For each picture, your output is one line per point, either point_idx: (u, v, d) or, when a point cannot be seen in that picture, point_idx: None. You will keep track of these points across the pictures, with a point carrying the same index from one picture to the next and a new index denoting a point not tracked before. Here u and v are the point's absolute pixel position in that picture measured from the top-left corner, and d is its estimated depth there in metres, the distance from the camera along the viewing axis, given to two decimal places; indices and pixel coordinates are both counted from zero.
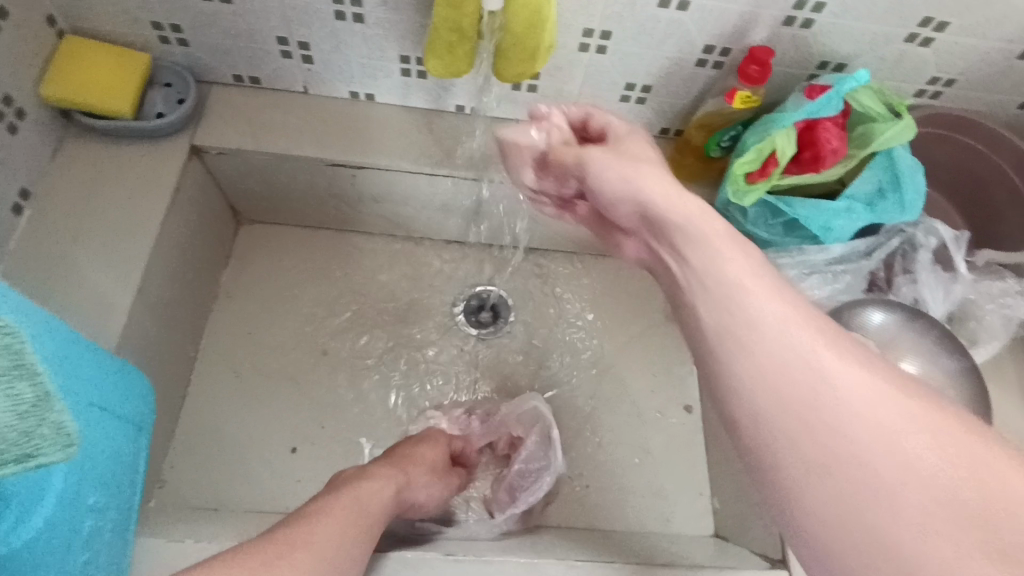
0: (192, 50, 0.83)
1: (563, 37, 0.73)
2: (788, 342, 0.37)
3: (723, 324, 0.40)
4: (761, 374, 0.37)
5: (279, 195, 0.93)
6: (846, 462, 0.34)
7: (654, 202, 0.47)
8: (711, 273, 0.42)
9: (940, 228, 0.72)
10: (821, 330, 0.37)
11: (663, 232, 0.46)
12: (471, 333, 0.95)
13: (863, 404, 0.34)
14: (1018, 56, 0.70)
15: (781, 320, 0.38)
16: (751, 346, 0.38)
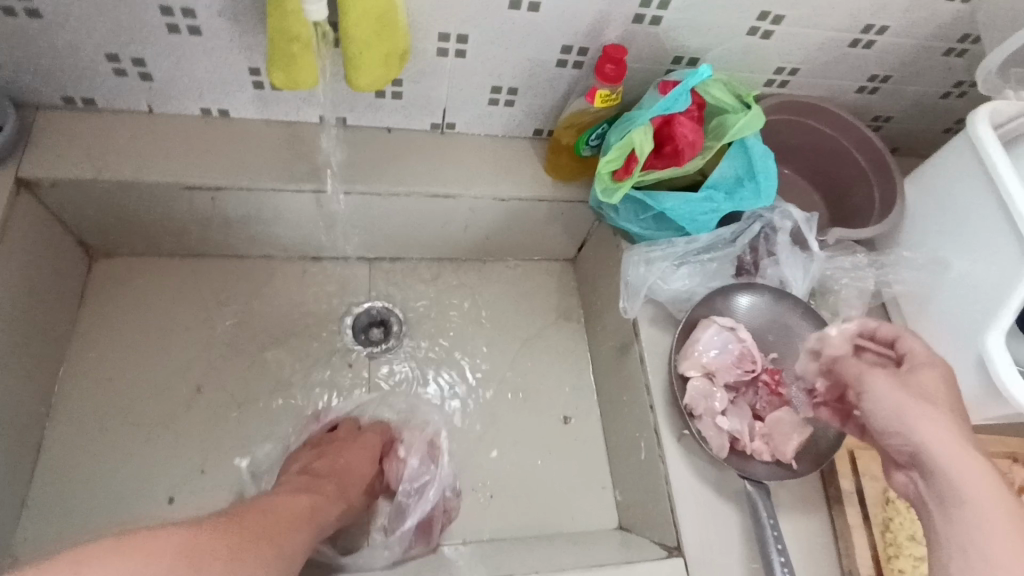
0: (5, 70, 0.73)
1: (420, 42, 0.73)
2: (958, 483, 0.49)
3: (898, 407, 0.55)
4: (957, 506, 0.49)
5: (132, 224, 0.85)
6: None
7: (928, 444, 0.52)
8: (936, 414, 0.53)
9: (793, 212, 0.78)
10: (979, 470, 0.50)
11: (922, 463, 0.52)
12: (362, 352, 0.91)
13: (1009, 537, 0.46)
14: (831, 48, 0.79)
15: (957, 475, 0.50)
16: (939, 464, 0.51)
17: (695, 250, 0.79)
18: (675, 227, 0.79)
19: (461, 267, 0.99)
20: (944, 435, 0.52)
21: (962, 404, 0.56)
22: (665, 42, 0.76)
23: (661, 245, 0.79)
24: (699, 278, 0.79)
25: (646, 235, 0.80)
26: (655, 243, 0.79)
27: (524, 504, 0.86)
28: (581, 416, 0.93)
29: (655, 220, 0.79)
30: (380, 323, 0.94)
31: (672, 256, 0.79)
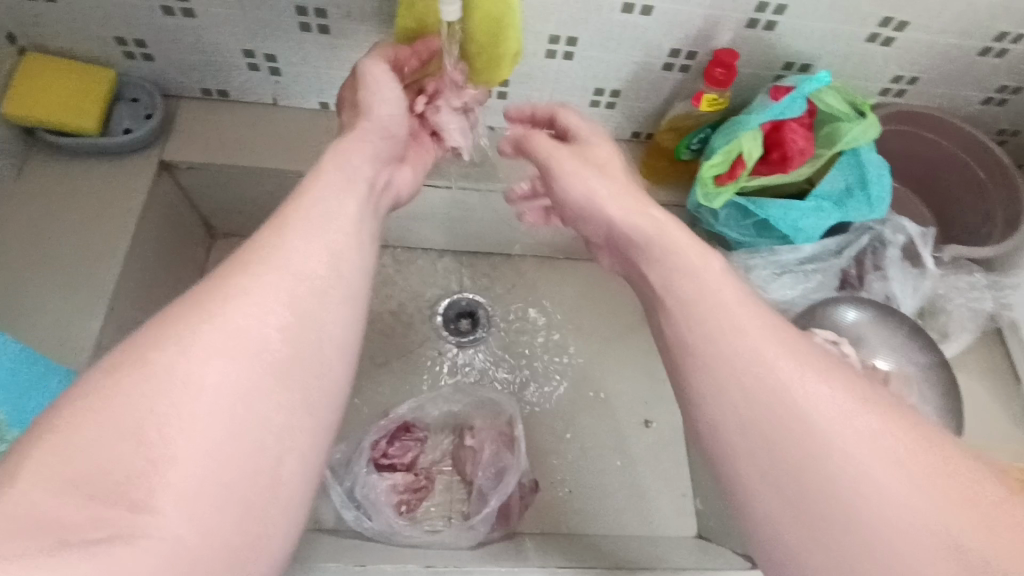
0: (157, 65, 0.81)
1: (531, 44, 0.75)
2: (718, 365, 0.41)
3: (707, 332, 0.43)
4: (718, 400, 0.40)
5: (252, 208, 0.92)
6: (837, 485, 0.36)
7: (602, 198, 0.55)
8: (708, 303, 0.44)
9: (906, 225, 0.77)
10: (790, 341, 0.41)
11: (630, 258, 0.53)
12: (450, 341, 0.95)
13: (837, 412, 0.38)
14: (958, 58, 0.75)
15: (719, 350, 0.42)
16: (705, 346, 0.42)
17: (799, 259, 0.77)
18: (777, 236, 0.77)
19: (548, 264, 1.01)
20: (727, 299, 0.43)
21: (680, 249, 0.48)
22: (777, 48, 0.74)
23: (762, 252, 0.77)
24: (799, 289, 0.78)
25: (745, 242, 0.79)
26: (756, 250, 0.77)
27: (602, 503, 0.86)
28: (660, 421, 0.93)
29: (756, 227, 0.78)
30: (468, 314, 0.97)
31: (774, 264, 0.77)
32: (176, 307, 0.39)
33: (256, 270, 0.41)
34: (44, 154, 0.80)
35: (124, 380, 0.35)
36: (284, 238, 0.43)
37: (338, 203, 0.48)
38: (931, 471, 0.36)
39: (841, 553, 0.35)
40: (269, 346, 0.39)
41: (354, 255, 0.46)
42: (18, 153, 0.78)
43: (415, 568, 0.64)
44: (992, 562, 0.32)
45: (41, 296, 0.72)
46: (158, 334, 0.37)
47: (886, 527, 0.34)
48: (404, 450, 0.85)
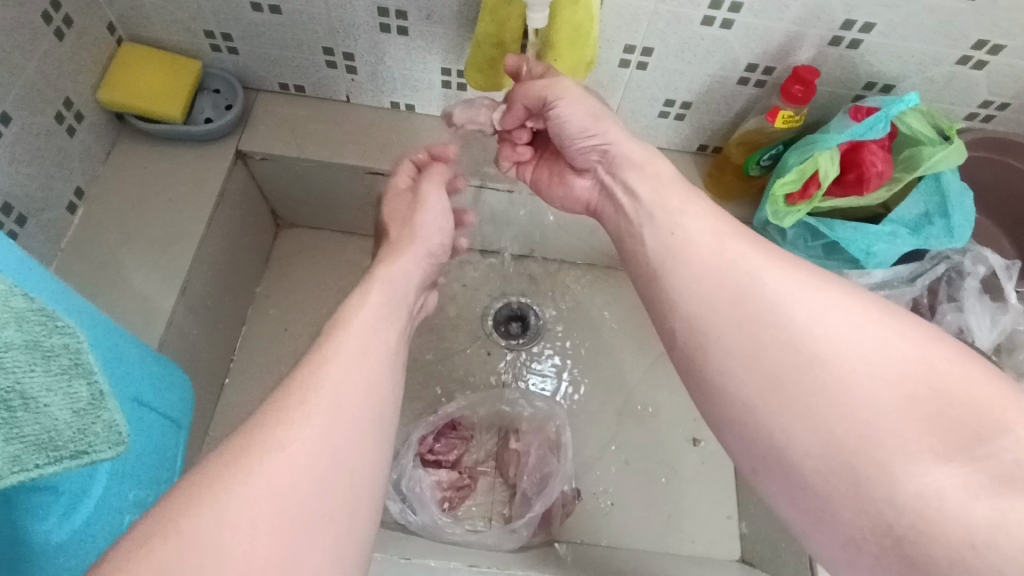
0: (241, 58, 0.84)
1: (605, 53, 0.75)
2: (710, 284, 0.45)
3: (700, 253, 0.47)
4: (714, 316, 0.44)
5: (319, 200, 0.95)
6: (825, 374, 0.39)
7: (617, 147, 0.59)
8: (684, 229, 0.49)
9: (989, 257, 0.74)
10: (772, 256, 0.45)
11: (619, 170, 0.58)
12: (501, 344, 0.95)
13: (819, 309, 0.41)
14: None
15: (709, 269, 0.46)
16: (697, 272, 0.46)
17: (868, 285, 0.75)
18: (847, 260, 0.75)
19: (602, 273, 1.00)
20: (715, 233, 0.48)
21: (676, 194, 0.52)
22: (860, 66, 0.72)
23: (830, 275, 0.75)
24: None
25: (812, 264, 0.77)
26: None
27: (644, 518, 0.85)
28: (707, 439, 0.91)
29: (825, 249, 0.76)
30: (519, 317, 0.98)
31: None
32: (238, 433, 0.41)
33: (312, 393, 0.43)
34: (133, 139, 0.84)
35: (202, 494, 0.36)
36: (331, 357, 0.46)
37: (370, 323, 0.51)
38: (929, 362, 0.38)
39: (832, 435, 0.37)
40: (330, 447, 0.41)
41: (387, 374, 0.49)
42: (109, 136, 0.82)
43: (459, 566, 0.65)
44: (976, 433, 0.35)
45: (121, 272, 0.76)
46: (228, 456, 0.39)
47: (874, 408, 0.37)
48: (450, 448, 0.86)
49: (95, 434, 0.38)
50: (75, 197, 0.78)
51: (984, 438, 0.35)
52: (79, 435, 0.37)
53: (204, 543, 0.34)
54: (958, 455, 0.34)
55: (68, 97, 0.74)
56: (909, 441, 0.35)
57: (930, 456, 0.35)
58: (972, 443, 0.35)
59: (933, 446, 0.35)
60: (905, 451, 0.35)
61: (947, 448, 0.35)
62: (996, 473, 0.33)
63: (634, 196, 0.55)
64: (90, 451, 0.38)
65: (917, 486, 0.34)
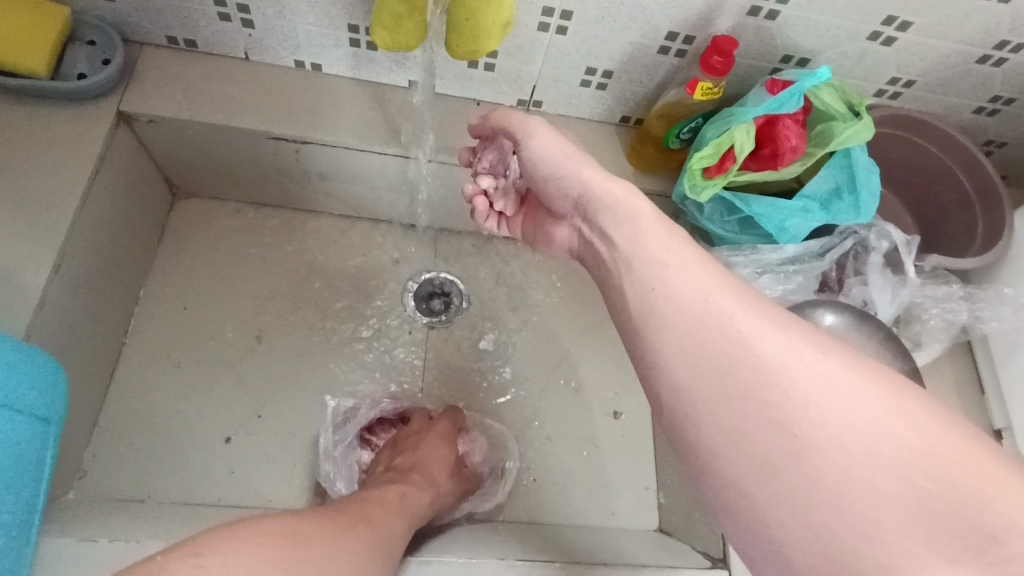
0: (119, 6, 0.75)
1: (523, 15, 0.71)
2: (704, 355, 0.44)
3: (700, 330, 0.44)
4: (708, 394, 0.43)
5: (218, 168, 0.87)
6: (825, 462, 0.39)
7: (588, 188, 0.56)
8: (671, 295, 0.47)
9: (892, 232, 0.76)
10: (776, 329, 0.44)
11: (593, 217, 0.56)
12: (421, 321, 0.92)
13: (819, 386, 0.41)
14: (957, 62, 0.74)
15: (697, 337, 0.44)
16: (690, 343, 0.44)
17: (781, 260, 0.76)
18: (761, 235, 0.76)
19: (525, 247, 0.98)
20: (709, 291, 0.46)
21: (670, 247, 0.49)
22: (777, 39, 0.72)
23: (744, 250, 0.76)
24: (780, 290, 0.77)
25: (728, 238, 0.77)
26: (738, 247, 0.76)
27: (565, 493, 0.85)
28: (628, 413, 0.91)
29: (740, 224, 0.76)
30: (441, 294, 0.94)
31: (756, 263, 0.76)
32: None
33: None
34: None
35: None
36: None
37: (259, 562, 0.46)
38: (941, 460, 0.38)
39: (831, 530, 0.38)
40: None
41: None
42: None
43: None
44: (987, 535, 0.35)
45: None
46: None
47: (877, 501, 0.37)
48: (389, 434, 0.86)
49: None
50: None
51: (988, 539, 0.35)
52: None
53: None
54: (971, 564, 0.35)
55: None
56: (919, 544, 0.35)
57: (943, 563, 0.35)
58: (983, 547, 0.35)
59: (940, 550, 0.35)
60: (911, 553, 0.35)
61: (956, 555, 0.35)
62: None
63: (610, 243, 0.53)
64: None
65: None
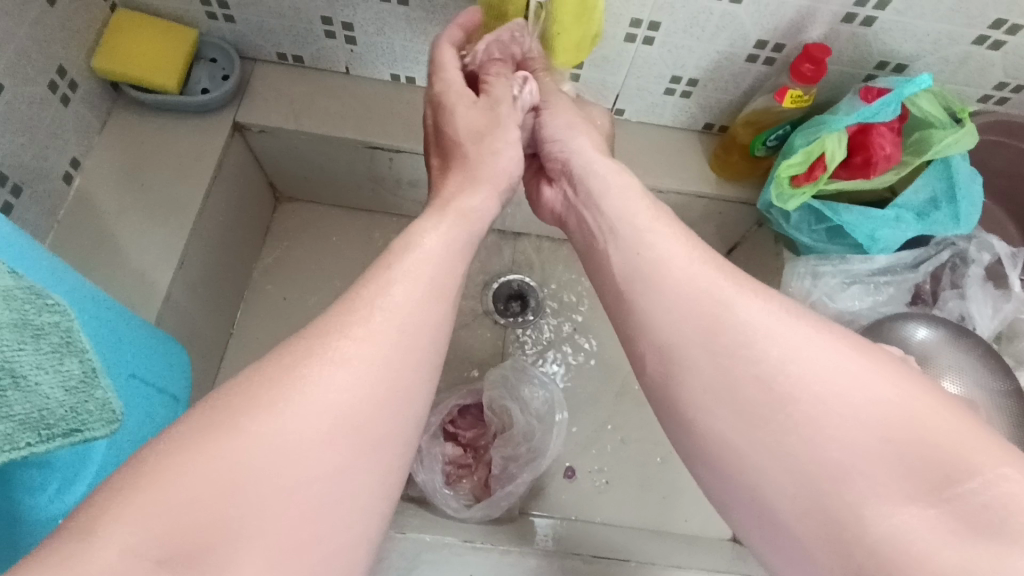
0: (238, 27, 0.82)
1: (611, 27, 0.73)
2: (688, 316, 0.43)
3: (680, 289, 0.44)
4: (687, 353, 0.42)
5: (318, 175, 0.93)
6: (795, 412, 0.38)
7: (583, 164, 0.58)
8: (650, 256, 0.47)
9: (995, 244, 0.73)
10: (748, 286, 0.43)
11: (584, 182, 0.57)
12: (501, 322, 0.95)
13: (794, 345, 0.39)
14: None
15: (682, 299, 0.43)
16: (671, 302, 0.44)
17: (871, 270, 0.74)
18: (851, 244, 0.74)
19: None
20: (697, 263, 0.45)
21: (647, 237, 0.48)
22: (873, 46, 0.71)
23: (832, 260, 0.75)
24: (868, 302, 0.75)
25: (815, 247, 0.76)
26: (826, 257, 0.75)
27: (641, 498, 0.86)
28: None
29: (829, 233, 0.75)
30: (519, 296, 0.97)
31: (844, 273, 0.75)
32: (253, 393, 0.36)
33: (347, 332, 0.39)
34: (127, 109, 0.83)
35: (211, 433, 0.34)
36: (380, 294, 0.42)
37: (422, 276, 0.44)
38: (908, 404, 0.36)
39: (806, 477, 0.36)
40: (345, 424, 0.37)
41: (403, 383, 0.40)
42: (105, 106, 0.81)
43: (453, 541, 0.65)
44: (947, 475, 0.33)
45: (119, 244, 0.75)
46: (211, 425, 0.34)
47: (848, 456, 0.35)
48: (471, 426, 0.87)
49: (89, 409, 0.42)
50: (71, 166, 0.77)
51: (955, 482, 0.33)
52: (72, 412, 0.41)
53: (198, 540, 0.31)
54: (929, 502, 0.33)
55: (62, 64, 0.72)
56: (877, 484, 0.34)
57: (902, 501, 0.33)
58: (944, 486, 0.33)
59: (905, 492, 0.34)
60: (872, 497, 0.34)
61: (917, 492, 0.33)
62: (970, 520, 0.32)
63: (597, 208, 0.53)
64: (82, 428, 0.42)
65: (892, 531, 0.33)
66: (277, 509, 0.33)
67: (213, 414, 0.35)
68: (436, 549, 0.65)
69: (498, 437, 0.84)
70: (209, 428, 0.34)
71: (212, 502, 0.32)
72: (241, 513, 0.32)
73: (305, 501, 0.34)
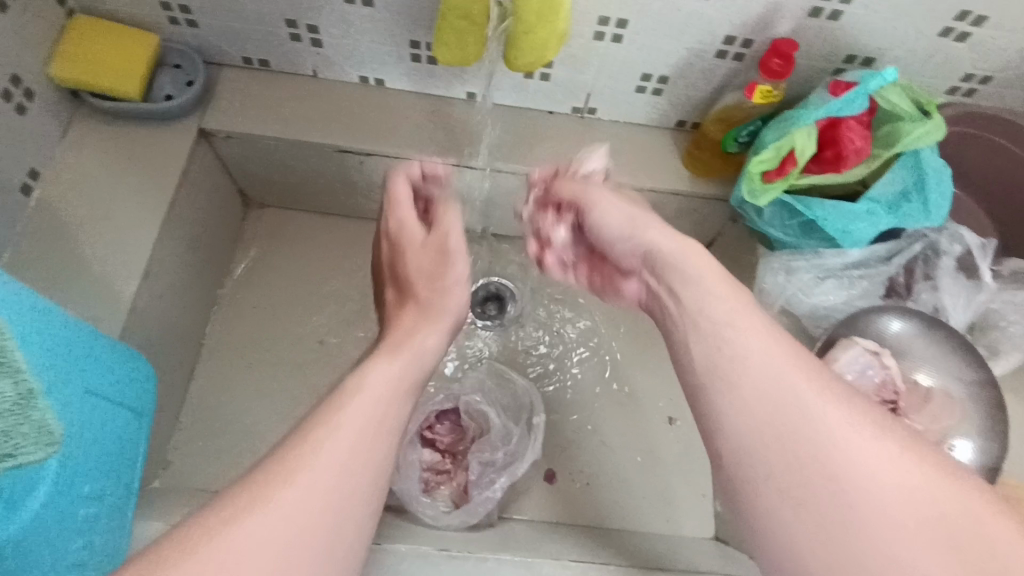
0: (200, 31, 0.80)
1: (579, 26, 0.72)
2: (757, 396, 0.44)
3: (735, 367, 0.46)
4: (745, 433, 0.43)
5: (288, 180, 0.92)
6: (850, 503, 0.38)
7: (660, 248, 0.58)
8: (724, 329, 0.48)
9: (965, 235, 0.73)
10: (809, 368, 0.44)
11: (668, 273, 0.56)
12: (478, 325, 0.94)
13: (854, 435, 0.40)
14: None
15: (757, 383, 0.44)
16: (747, 381, 0.45)
17: (844, 264, 0.74)
18: (825, 239, 0.73)
19: None
20: (754, 339, 0.46)
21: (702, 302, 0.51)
22: (840, 39, 0.70)
23: (806, 254, 0.74)
24: (842, 295, 0.75)
25: (788, 242, 0.75)
26: (799, 252, 0.74)
27: (624, 499, 0.85)
28: (680, 420, 0.91)
29: (801, 228, 0.74)
30: (496, 298, 0.96)
31: (818, 268, 0.74)
32: (244, 486, 0.40)
33: (326, 426, 0.44)
34: (88, 117, 0.80)
35: (195, 542, 0.36)
36: (353, 389, 0.47)
37: (383, 376, 0.49)
38: (958, 501, 0.38)
39: (850, 560, 0.38)
40: (318, 527, 0.39)
41: (364, 480, 0.43)
42: (64, 115, 0.79)
43: (429, 551, 0.64)
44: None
45: (80, 256, 0.73)
46: (186, 540, 0.37)
47: (904, 552, 0.37)
48: (450, 432, 0.85)
49: (23, 433, 0.44)
50: (29, 177, 0.75)
51: None
52: (4, 437, 0.42)
53: None
54: None
55: (16, 73, 0.70)
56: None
57: None
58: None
59: None
60: None
61: None
62: None
63: (680, 298, 0.53)
64: (16, 453, 0.43)
65: None
66: None
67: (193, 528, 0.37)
68: (413, 561, 0.63)
69: (476, 441, 0.83)
70: (187, 540, 0.36)
71: None
72: None
73: None
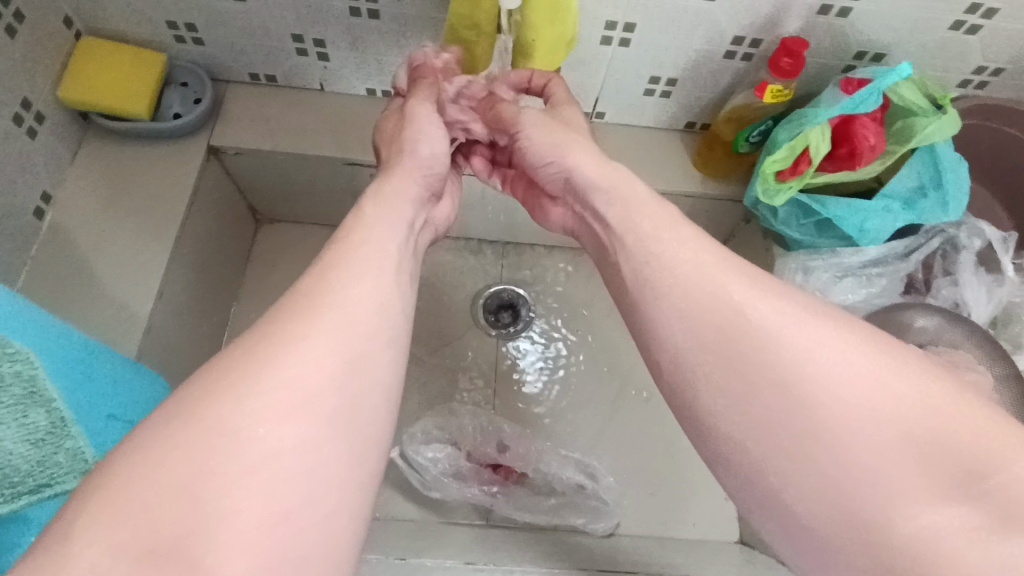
0: (207, 49, 0.80)
1: (587, 30, 0.72)
2: (706, 327, 0.42)
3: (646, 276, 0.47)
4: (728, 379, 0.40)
5: (300, 195, 0.92)
6: (823, 427, 0.36)
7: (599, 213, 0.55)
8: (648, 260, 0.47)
9: (985, 229, 0.73)
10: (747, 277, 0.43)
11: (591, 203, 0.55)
12: (492, 333, 0.94)
13: (811, 348, 0.38)
14: None
15: (706, 308, 0.42)
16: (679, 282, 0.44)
17: (862, 262, 0.74)
18: (840, 237, 0.73)
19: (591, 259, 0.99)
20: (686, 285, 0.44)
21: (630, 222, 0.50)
22: (851, 37, 0.70)
23: (823, 254, 0.74)
24: (862, 294, 0.74)
25: (804, 242, 0.75)
26: (816, 251, 0.74)
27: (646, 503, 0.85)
28: None
29: (817, 227, 0.74)
30: (509, 306, 0.96)
31: (836, 266, 0.74)
32: (234, 355, 0.38)
33: (311, 318, 0.40)
34: (99, 138, 0.81)
35: (181, 432, 0.33)
36: (342, 289, 0.43)
37: (381, 285, 0.45)
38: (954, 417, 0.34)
39: (823, 492, 0.35)
40: (317, 394, 0.37)
41: (390, 362, 0.42)
42: (74, 137, 0.79)
43: (454, 563, 0.64)
44: (974, 472, 0.32)
45: (94, 277, 0.73)
46: (175, 425, 0.33)
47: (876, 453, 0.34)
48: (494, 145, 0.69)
49: (59, 462, 0.46)
50: (42, 201, 0.75)
51: (978, 478, 0.32)
52: (39, 466, 0.45)
53: (174, 500, 0.31)
54: (958, 502, 0.32)
55: (26, 96, 0.70)
56: (911, 491, 0.33)
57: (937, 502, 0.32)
58: (971, 483, 0.32)
59: (928, 488, 0.32)
60: (901, 500, 0.33)
61: (939, 488, 0.32)
62: (1003, 514, 0.31)
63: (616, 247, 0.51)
64: (52, 482, 0.46)
65: (911, 519, 0.32)
66: (296, 483, 0.34)
67: (167, 423, 0.34)
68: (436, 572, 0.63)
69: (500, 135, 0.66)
70: (173, 429, 0.33)
71: (177, 517, 0.31)
72: (247, 485, 0.33)
73: (296, 474, 0.34)
